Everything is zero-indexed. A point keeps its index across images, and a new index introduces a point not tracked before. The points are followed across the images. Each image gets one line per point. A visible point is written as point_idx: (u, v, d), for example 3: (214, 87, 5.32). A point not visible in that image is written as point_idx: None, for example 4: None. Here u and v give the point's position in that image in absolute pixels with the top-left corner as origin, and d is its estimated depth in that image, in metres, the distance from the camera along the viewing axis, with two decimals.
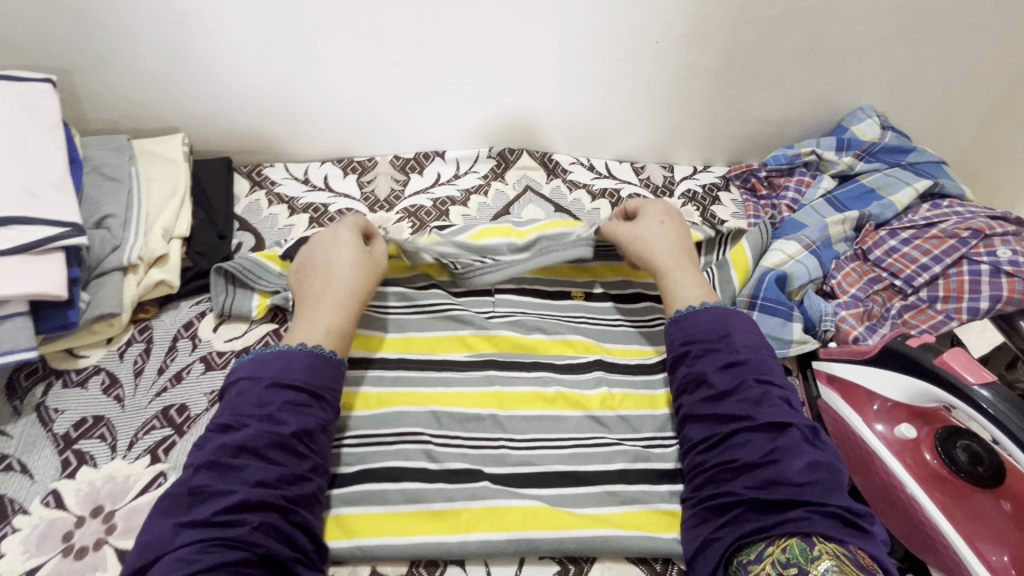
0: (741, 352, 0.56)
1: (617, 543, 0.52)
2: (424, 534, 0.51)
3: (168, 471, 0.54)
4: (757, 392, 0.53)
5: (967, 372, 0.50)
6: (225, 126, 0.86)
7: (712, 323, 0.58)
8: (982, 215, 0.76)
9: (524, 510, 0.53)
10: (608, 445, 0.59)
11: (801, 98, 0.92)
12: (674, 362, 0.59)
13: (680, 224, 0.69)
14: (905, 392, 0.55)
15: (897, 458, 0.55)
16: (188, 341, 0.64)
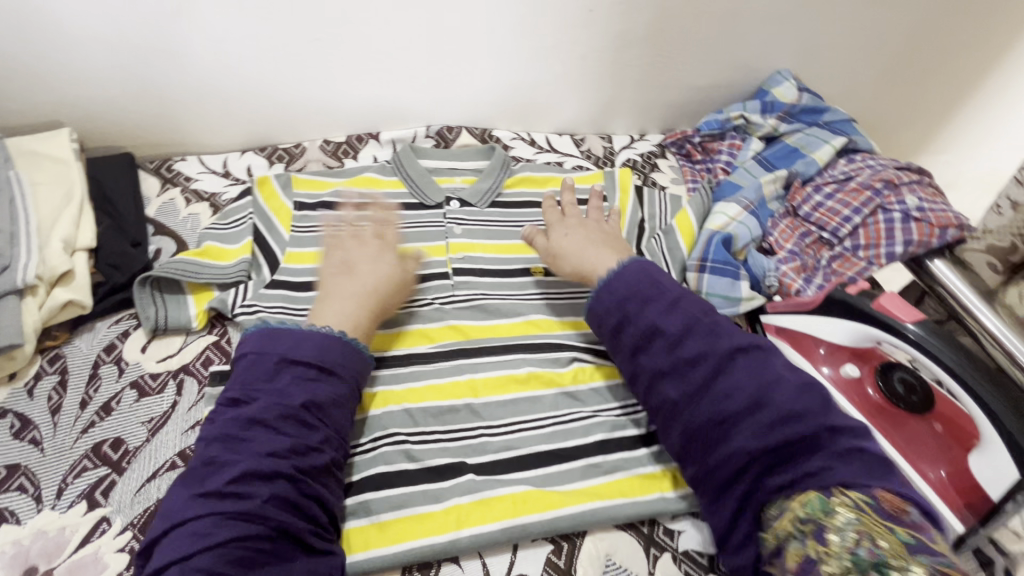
0: (671, 294, 0.57)
1: (606, 513, 0.53)
2: (425, 537, 0.50)
3: (112, 515, 0.48)
4: (708, 325, 0.54)
5: (906, 316, 0.55)
6: (120, 117, 0.76)
7: (637, 277, 0.58)
8: (890, 166, 0.84)
9: (517, 496, 0.53)
10: (584, 418, 0.60)
11: (726, 64, 0.95)
12: (615, 329, 0.57)
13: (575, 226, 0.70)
14: (847, 335, 0.60)
15: (842, 395, 0.60)
16: (113, 366, 0.57)
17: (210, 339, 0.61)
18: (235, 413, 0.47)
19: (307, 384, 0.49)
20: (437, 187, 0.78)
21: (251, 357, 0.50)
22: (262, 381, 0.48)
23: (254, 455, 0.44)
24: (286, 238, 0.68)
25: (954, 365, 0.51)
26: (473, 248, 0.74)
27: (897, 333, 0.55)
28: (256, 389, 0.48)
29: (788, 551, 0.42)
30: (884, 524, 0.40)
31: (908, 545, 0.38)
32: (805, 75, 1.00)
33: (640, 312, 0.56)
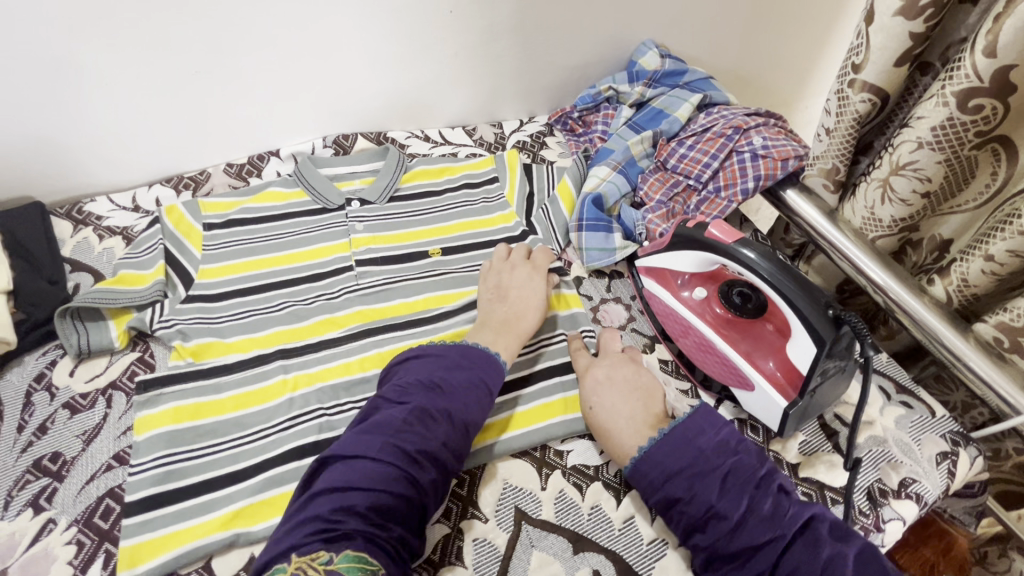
0: (717, 462, 0.54)
1: (500, 445, 0.61)
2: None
3: (57, 515, 0.54)
4: (765, 502, 0.52)
5: (728, 237, 0.64)
6: (26, 170, 0.81)
7: (681, 440, 0.56)
8: (740, 114, 0.94)
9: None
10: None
11: (593, 42, 1.04)
12: (661, 507, 0.55)
13: (616, 392, 0.63)
14: (694, 263, 0.69)
15: (694, 314, 0.70)
16: (44, 392, 0.63)
17: (133, 355, 0.67)
18: (427, 395, 0.56)
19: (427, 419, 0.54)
20: (338, 190, 0.85)
21: (453, 356, 0.60)
22: (441, 387, 0.57)
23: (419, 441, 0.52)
24: (198, 257, 0.74)
25: (767, 274, 0.61)
26: (374, 240, 0.80)
27: (724, 253, 0.65)
28: (444, 384, 0.57)
29: None
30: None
31: None
32: (668, 43, 1.10)
33: (684, 452, 0.55)
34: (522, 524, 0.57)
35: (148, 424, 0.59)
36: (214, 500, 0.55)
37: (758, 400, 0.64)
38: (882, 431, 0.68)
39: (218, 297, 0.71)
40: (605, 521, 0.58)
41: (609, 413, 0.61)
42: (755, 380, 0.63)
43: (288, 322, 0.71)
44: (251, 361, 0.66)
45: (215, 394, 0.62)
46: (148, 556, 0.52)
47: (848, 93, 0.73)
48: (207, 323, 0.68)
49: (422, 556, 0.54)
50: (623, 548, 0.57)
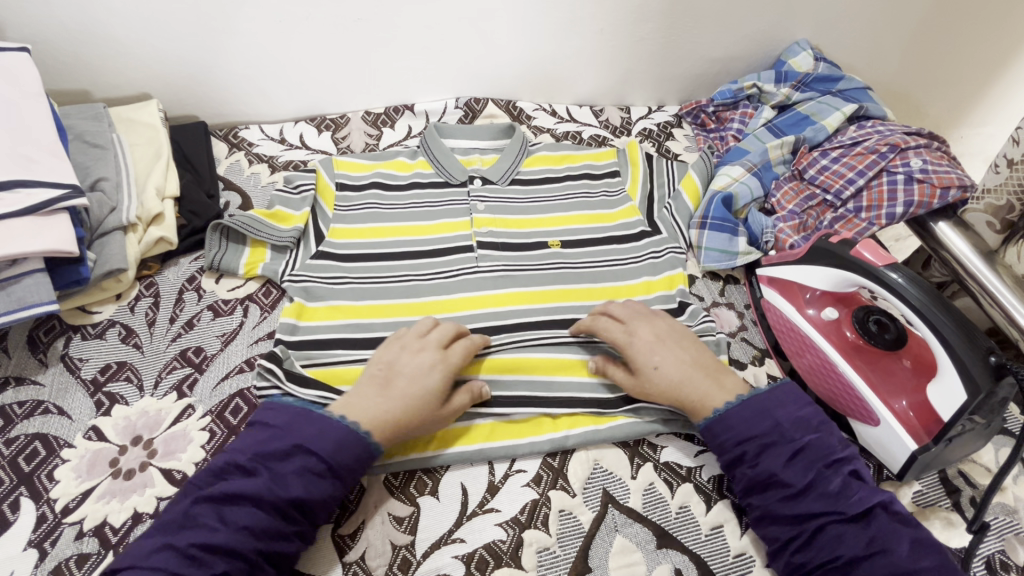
0: (796, 436, 0.54)
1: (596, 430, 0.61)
2: (449, 446, 0.59)
3: (195, 403, 0.60)
4: (835, 484, 0.51)
5: (880, 260, 0.60)
6: (196, 89, 0.88)
7: (755, 415, 0.56)
8: (899, 131, 0.86)
9: (528, 421, 0.62)
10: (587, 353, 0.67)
11: (744, 37, 0.98)
12: (728, 465, 0.56)
13: (678, 349, 0.61)
14: (831, 281, 0.65)
15: (821, 334, 0.65)
16: (194, 293, 0.69)
17: (260, 283, 0.72)
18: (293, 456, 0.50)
19: (312, 475, 0.50)
20: (462, 168, 0.85)
21: (298, 414, 0.53)
22: (274, 460, 0.50)
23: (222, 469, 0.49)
24: (331, 216, 0.77)
25: (918, 304, 0.56)
26: (494, 223, 0.80)
27: (869, 274, 0.60)
28: (320, 449, 0.50)
29: None
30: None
31: None
32: (824, 45, 1.02)
33: (758, 415, 0.56)
34: (610, 507, 0.57)
35: (315, 314, 0.68)
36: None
37: (880, 437, 0.60)
38: (1013, 500, 0.61)
39: (348, 257, 0.73)
40: (692, 523, 0.57)
41: (682, 368, 0.59)
42: (881, 416, 0.59)
43: (407, 269, 0.74)
44: (371, 298, 0.70)
45: (336, 364, 0.64)
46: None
47: None
48: (334, 283, 0.70)
49: (509, 514, 0.56)
50: (708, 554, 0.55)
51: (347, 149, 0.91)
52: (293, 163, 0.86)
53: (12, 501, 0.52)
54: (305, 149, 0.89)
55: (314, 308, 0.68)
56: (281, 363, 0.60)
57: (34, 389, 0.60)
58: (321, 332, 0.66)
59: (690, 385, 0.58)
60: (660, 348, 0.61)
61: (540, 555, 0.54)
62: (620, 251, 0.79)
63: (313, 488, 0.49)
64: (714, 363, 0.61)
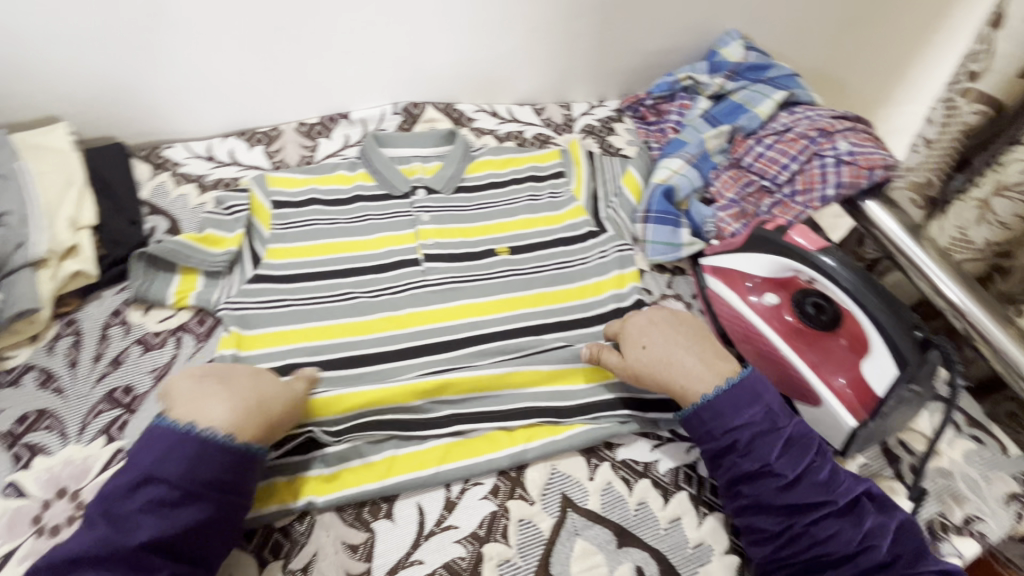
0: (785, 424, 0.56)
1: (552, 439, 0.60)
2: (403, 471, 0.57)
3: (127, 446, 0.56)
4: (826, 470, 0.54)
5: (812, 245, 0.61)
6: (111, 108, 0.83)
7: (749, 402, 0.56)
8: (827, 116, 0.89)
9: (484, 436, 0.60)
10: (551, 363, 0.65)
11: (676, 29, 1.00)
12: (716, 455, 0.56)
13: (669, 333, 0.61)
14: (769, 267, 0.66)
15: (763, 320, 0.67)
16: (120, 327, 0.65)
17: (192, 312, 0.68)
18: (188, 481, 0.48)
19: (162, 506, 0.46)
20: (404, 177, 0.84)
21: (171, 441, 0.47)
22: (122, 500, 0.46)
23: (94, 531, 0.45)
24: (268, 236, 0.74)
25: (850, 286, 0.58)
26: (441, 233, 0.79)
27: (804, 260, 0.61)
28: (169, 475, 0.46)
29: None
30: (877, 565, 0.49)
31: None
32: (754, 35, 1.04)
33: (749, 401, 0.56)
34: (569, 511, 0.57)
35: (258, 340, 0.65)
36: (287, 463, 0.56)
37: (823, 416, 0.62)
38: (948, 463, 0.65)
39: (288, 279, 0.70)
40: (651, 519, 0.57)
41: (669, 350, 0.60)
42: (822, 396, 0.62)
43: (350, 286, 0.71)
44: (314, 318, 0.67)
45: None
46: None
47: (959, 102, 0.67)
48: (272, 307, 0.67)
49: (468, 529, 0.55)
50: (668, 549, 0.56)
51: (282, 163, 0.87)
52: (223, 181, 0.82)
53: None
54: (236, 166, 0.85)
55: (255, 337, 0.65)
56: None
57: None
58: (265, 359, 0.63)
59: (678, 365, 0.59)
60: (652, 337, 0.61)
61: (501, 568, 0.53)
62: (567, 252, 0.78)
63: (168, 521, 0.45)
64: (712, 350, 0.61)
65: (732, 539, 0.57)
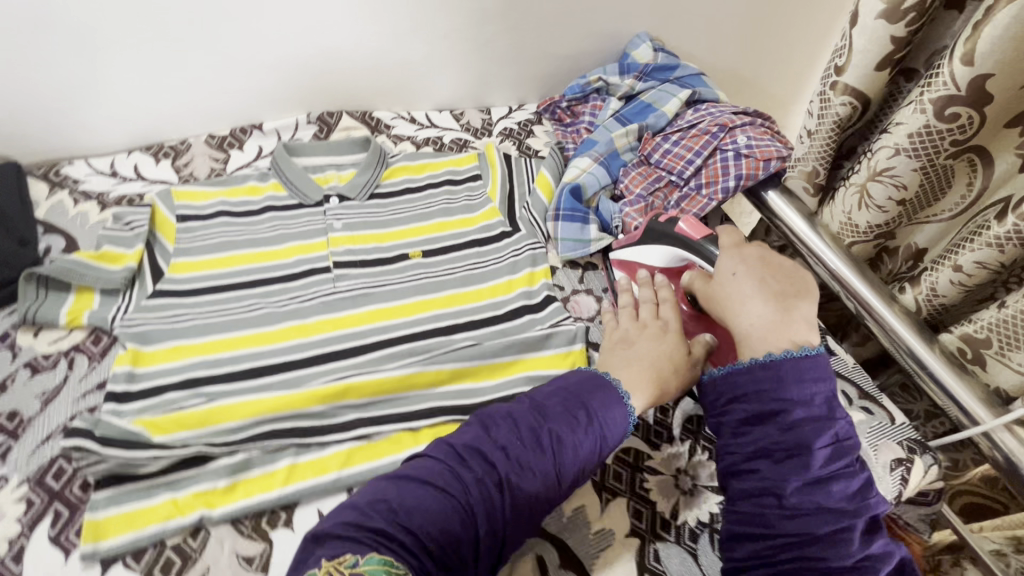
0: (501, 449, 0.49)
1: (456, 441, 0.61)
2: (304, 477, 0.56)
3: (9, 473, 0.54)
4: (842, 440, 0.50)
5: (697, 232, 0.69)
6: (4, 127, 0.80)
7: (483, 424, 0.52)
8: (728, 112, 0.93)
9: (389, 438, 0.61)
10: (458, 360, 0.66)
11: (586, 33, 1.03)
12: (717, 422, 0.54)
13: (766, 275, 0.59)
14: (664, 256, 0.71)
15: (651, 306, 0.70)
16: (8, 351, 0.63)
17: (86, 331, 0.66)
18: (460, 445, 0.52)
19: (443, 494, 0.45)
20: (316, 186, 0.84)
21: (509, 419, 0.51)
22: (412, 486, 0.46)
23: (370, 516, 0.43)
24: (172, 251, 0.73)
25: None
26: (354, 240, 0.79)
27: (688, 247, 0.69)
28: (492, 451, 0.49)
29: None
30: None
31: None
32: (663, 37, 1.09)
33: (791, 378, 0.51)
34: None
35: (156, 356, 0.64)
36: (177, 479, 0.55)
37: None
38: None
39: (191, 294, 0.70)
40: (555, 509, 0.59)
41: (751, 294, 0.58)
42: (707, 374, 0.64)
43: (258, 297, 0.71)
44: (217, 330, 0.67)
45: (179, 409, 0.59)
46: (112, 531, 0.51)
47: (830, 95, 0.72)
48: (170, 323, 0.66)
49: None
50: (570, 535, 0.57)
51: (190, 176, 0.86)
52: (126, 197, 0.80)
53: None
54: (141, 181, 0.83)
55: (151, 353, 0.64)
56: (92, 433, 0.55)
57: None
58: (166, 375, 0.62)
59: (762, 312, 0.56)
60: (750, 268, 0.60)
61: None
62: (480, 254, 0.80)
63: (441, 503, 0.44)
64: (781, 294, 0.58)
65: (632, 522, 0.59)
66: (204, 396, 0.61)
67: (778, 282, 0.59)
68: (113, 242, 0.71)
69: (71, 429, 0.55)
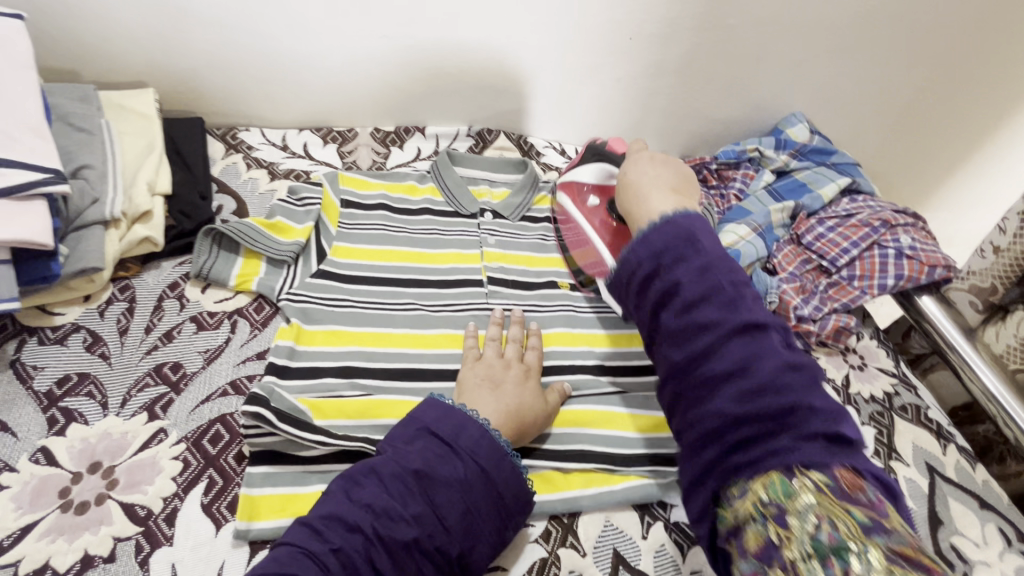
0: (389, 481, 0.45)
1: (606, 496, 0.57)
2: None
3: (169, 427, 0.53)
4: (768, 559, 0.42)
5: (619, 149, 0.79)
6: (197, 86, 0.83)
7: (385, 464, 0.46)
8: (888, 209, 0.91)
9: (539, 476, 0.58)
10: (609, 404, 0.65)
11: (748, 104, 1.03)
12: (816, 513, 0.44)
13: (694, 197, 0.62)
14: (596, 174, 0.77)
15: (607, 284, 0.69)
16: (175, 301, 0.63)
17: (250, 297, 0.65)
18: (432, 446, 0.48)
19: (387, 517, 0.44)
20: (471, 198, 0.82)
21: (378, 466, 0.46)
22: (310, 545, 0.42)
23: (349, 529, 0.43)
24: (333, 234, 0.72)
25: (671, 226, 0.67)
26: (505, 258, 0.77)
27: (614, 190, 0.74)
28: (397, 478, 0.45)
29: (749, 533, 0.39)
30: (844, 503, 0.37)
31: (867, 527, 0.35)
32: (818, 121, 1.07)
33: (726, 309, 0.46)
34: (620, 570, 0.54)
35: (316, 337, 0.62)
36: (332, 471, 0.52)
37: None
38: None
39: (350, 280, 0.69)
40: None
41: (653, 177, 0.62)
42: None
43: (413, 297, 0.70)
44: (375, 324, 0.65)
45: (338, 397, 0.58)
46: (265, 513, 0.49)
47: None
48: (335, 306, 0.65)
49: (517, 574, 0.52)
50: None
51: (352, 164, 0.87)
52: (294, 172, 0.81)
53: None
54: (308, 159, 0.84)
55: (313, 332, 0.63)
56: (268, 404, 0.51)
57: None
58: (325, 358, 0.61)
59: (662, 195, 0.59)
60: (672, 181, 0.61)
61: None
62: None
63: (404, 524, 0.44)
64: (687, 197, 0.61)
65: None
66: (360, 389, 0.59)
67: (690, 190, 0.62)
68: (282, 212, 0.71)
69: (250, 394, 0.51)
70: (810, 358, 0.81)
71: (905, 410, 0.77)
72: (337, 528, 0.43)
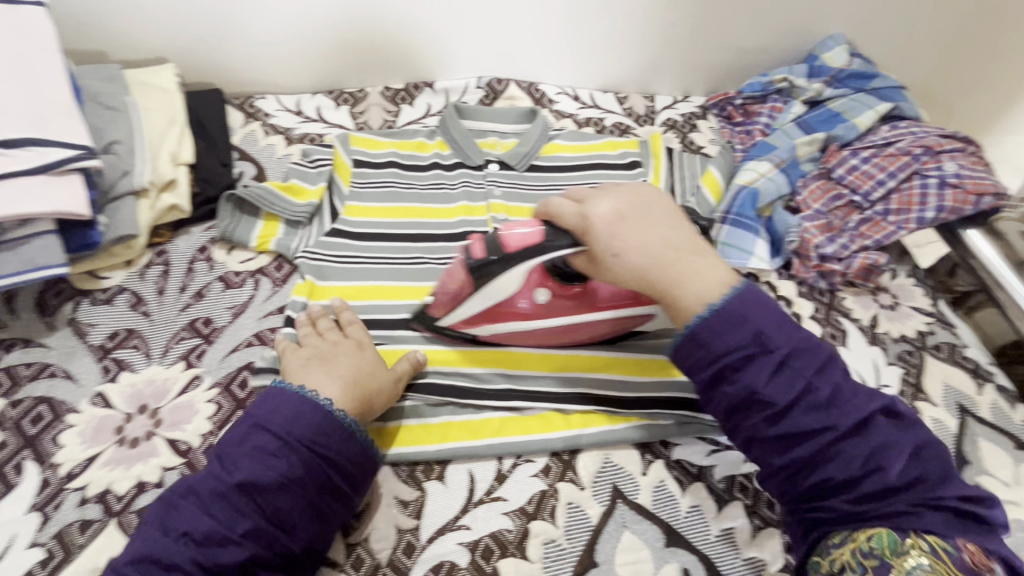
0: (283, 429, 0.49)
1: (603, 436, 0.59)
2: (458, 439, 0.58)
3: (203, 374, 0.59)
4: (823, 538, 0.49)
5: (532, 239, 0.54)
6: (212, 57, 0.86)
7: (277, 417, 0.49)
8: (933, 133, 0.84)
9: (539, 417, 0.60)
10: (611, 349, 0.66)
11: (779, 29, 0.94)
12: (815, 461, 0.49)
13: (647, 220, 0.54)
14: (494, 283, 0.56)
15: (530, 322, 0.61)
16: (205, 263, 0.68)
17: (271, 257, 0.70)
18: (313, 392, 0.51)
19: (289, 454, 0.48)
20: (479, 150, 0.83)
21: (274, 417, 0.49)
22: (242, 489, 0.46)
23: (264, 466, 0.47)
24: (346, 193, 0.75)
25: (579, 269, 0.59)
26: (510, 211, 0.78)
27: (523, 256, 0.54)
28: (288, 425, 0.49)
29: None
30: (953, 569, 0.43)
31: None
32: (861, 40, 0.97)
33: (735, 325, 0.50)
34: (618, 502, 0.56)
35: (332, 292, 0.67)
36: None
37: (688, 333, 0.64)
38: None
39: (362, 237, 0.71)
40: (702, 523, 0.56)
41: (648, 250, 0.52)
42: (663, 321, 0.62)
43: (423, 252, 0.72)
44: (387, 277, 0.69)
45: None
46: None
47: None
48: (346, 263, 0.69)
49: (516, 504, 0.55)
50: (716, 555, 0.54)
51: (364, 124, 0.89)
52: (309, 136, 0.84)
53: (16, 464, 0.52)
54: (322, 123, 0.87)
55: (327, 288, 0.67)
56: None
57: (42, 351, 0.59)
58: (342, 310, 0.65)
59: (673, 266, 0.52)
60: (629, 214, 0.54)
61: (546, 547, 0.53)
62: None
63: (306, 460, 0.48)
64: (685, 245, 0.54)
65: (785, 556, 0.55)
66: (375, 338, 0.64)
67: (683, 233, 0.55)
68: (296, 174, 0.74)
69: None
70: (836, 299, 0.77)
71: (938, 350, 0.73)
72: (255, 470, 0.47)
